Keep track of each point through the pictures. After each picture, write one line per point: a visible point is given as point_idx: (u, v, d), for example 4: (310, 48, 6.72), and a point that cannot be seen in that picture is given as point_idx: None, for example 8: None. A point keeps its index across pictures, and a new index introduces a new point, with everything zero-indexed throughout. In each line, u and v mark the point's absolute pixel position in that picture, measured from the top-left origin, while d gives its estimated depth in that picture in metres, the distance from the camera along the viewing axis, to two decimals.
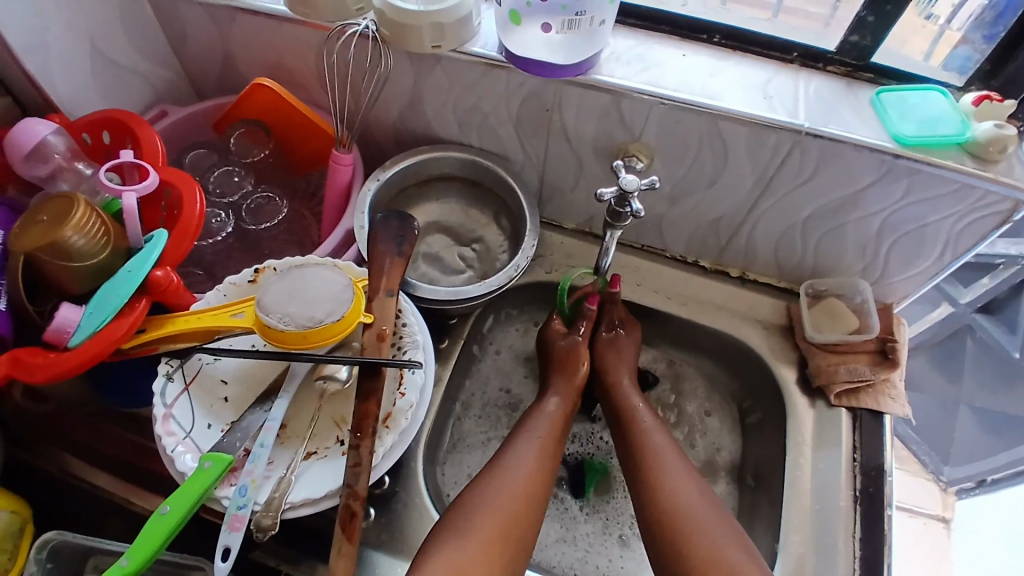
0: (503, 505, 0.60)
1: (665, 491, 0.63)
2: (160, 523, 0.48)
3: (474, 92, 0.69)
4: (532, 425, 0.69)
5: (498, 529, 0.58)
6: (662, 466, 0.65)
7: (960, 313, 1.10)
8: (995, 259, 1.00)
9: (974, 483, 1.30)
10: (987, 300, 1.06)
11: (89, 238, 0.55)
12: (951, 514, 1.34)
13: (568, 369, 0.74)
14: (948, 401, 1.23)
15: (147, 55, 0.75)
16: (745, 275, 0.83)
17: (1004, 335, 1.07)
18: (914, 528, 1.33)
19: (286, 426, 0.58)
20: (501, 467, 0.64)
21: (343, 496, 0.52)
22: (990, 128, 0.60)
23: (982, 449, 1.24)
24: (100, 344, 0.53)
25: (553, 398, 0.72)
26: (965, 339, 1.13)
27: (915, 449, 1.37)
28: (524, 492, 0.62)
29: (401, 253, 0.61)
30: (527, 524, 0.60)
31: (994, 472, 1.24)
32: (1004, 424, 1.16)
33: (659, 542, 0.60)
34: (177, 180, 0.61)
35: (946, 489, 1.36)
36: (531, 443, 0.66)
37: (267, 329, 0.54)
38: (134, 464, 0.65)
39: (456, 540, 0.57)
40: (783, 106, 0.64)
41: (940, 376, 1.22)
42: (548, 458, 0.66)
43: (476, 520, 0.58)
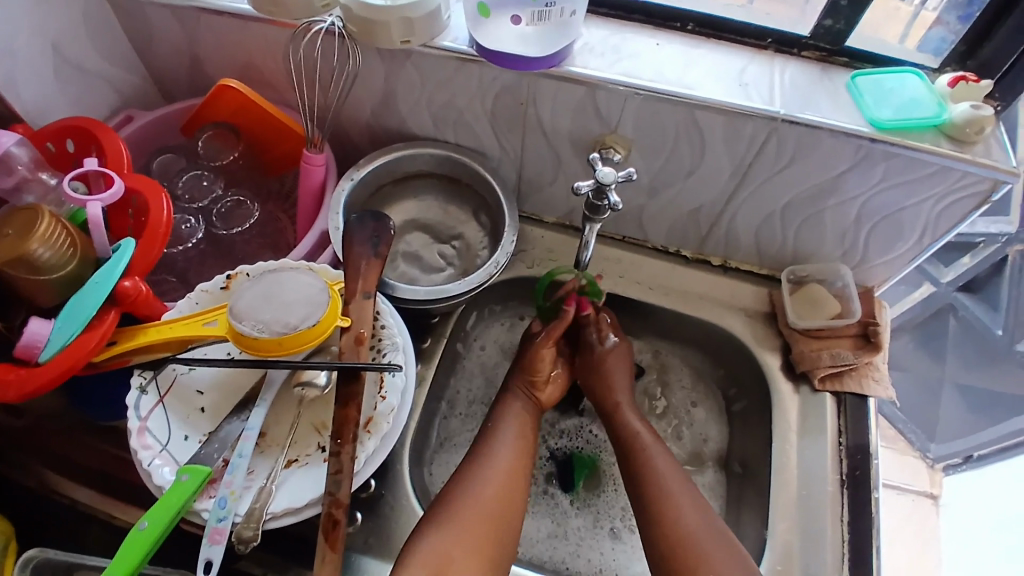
0: (487, 491, 0.62)
1: (659, 488, 0.65)
2: (138, 539, 0.46)
3: (447, 87, 0.68)
4: (512, 408, 0.71)
5: (482, 513, 0.60)
6: (653, 466, 0.67)
7: (942, 293, 1.11)
8: (975, 238, 1.01)
9: (960, 459, 1.32)
10: (968, 279, 1.07)
11: (55, 250, 0.54)
12: (939, 491, 1.36)
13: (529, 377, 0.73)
14: (931, 380, 1.25)
15: (113, 59, 0.73)
16: (728, 264, 0.83)
17: (986, 313, 1.08)
18: (903, 506, 1.35)
19: (265, 434, 0.57)
20: (487, 453, 0.65)
21: (324, 504, 0.51)
22: (967, 109, 0.60)
23: (968, 426, 1.26)
24: (71, 359, 0.51)
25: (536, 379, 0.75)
26: (948, 319, 1.14)
27: (902, 428, 1.39)
28: (508, 475, 0.63)
29: (377, 254, 0.60)
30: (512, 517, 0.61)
31: (978, 449, 1.27)
32: (989, 401, 1.19)
33: (661, 541, 0.62)
34: (144, 187, 0.60)
35: (933, 467, 1.38)
36: (512, 422, 0.69)
37: (241, 337, 0.53)
38: (113, 477, 0.64)
39: (443, 527, 0.58)
40: (759, 94, 0.63)
41: (923, 356, 1.24)
42: (528, 433, 0.69)
43: (460, 510, 0.59)
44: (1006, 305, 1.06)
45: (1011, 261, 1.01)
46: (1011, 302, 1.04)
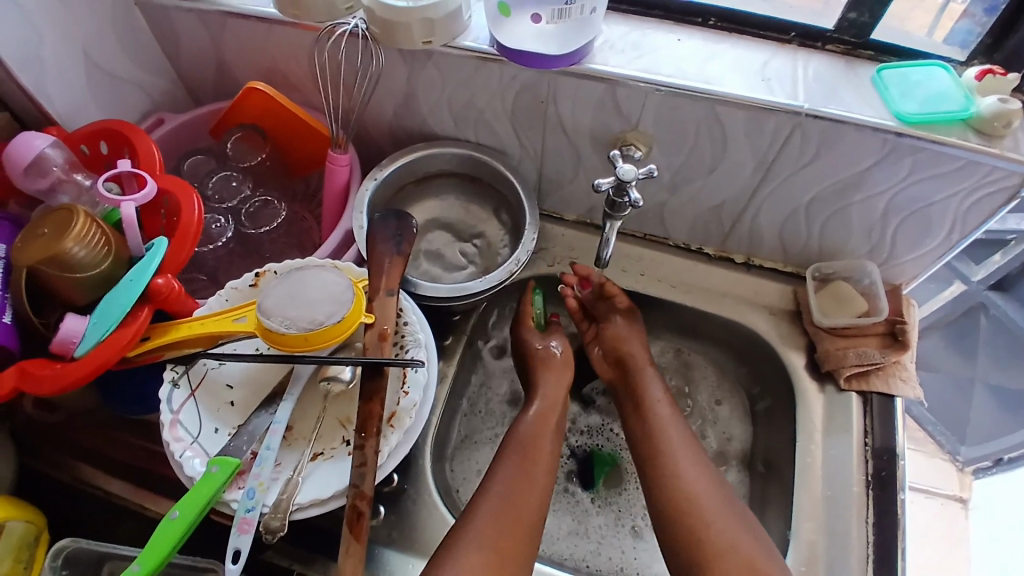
0: (507, 503, 0.60)
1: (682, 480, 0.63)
2: (171, 527, 0.48)
3: (469, 87, 0.69)
4: (512, 441, 0.66)
5: (485, 561, 0.56)
6: (678, 456, 0.65)
7: (973, 292, 1.09)
8: (1006, 235, 1.00)
9: (991, 463, 1.29)
10: (999, 277, 1.07)
11: (90, 249, 0.56)
12: (968, 495, 1.33)
13: (553, 375, 0.73)
14: (962, 380, 1.23)
15: (142, 65, 0.75)
16: (751, 261, 0.82)
17: (1018, 312, 1.07)
18: (931, 510, 1.32)
19: (292, 428, 0.58)
20: (507, 463, 0.64)
21: (349, 495, 0.52)
22: (995, 103, 0.59)
23: (1000, 428, 1.24)
24: (107, 354, 0.53)
25: (534, 405, 0.70)
26: (979, 318, 1.13)
27: (931, 430, 1.36)
28: (525, 482, 0.62)
29: (400, 252, 0.61)
30: (532, 518, 0.60)
31: (1010, 451, 1.24)
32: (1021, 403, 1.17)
33: (673, 535, 0.61)
34: (174, 187, 0.61)
35: (963, 469, 1.35)
36: (533, 429, 0.68)
37: (269, 333, 0.54)
38: (145, 470, 0.66)
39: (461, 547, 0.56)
40: (782, 88, 0.63)
41: (954, 357, 1.21)
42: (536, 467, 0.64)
43: (471, 541, 0.57)
44: None
45: None
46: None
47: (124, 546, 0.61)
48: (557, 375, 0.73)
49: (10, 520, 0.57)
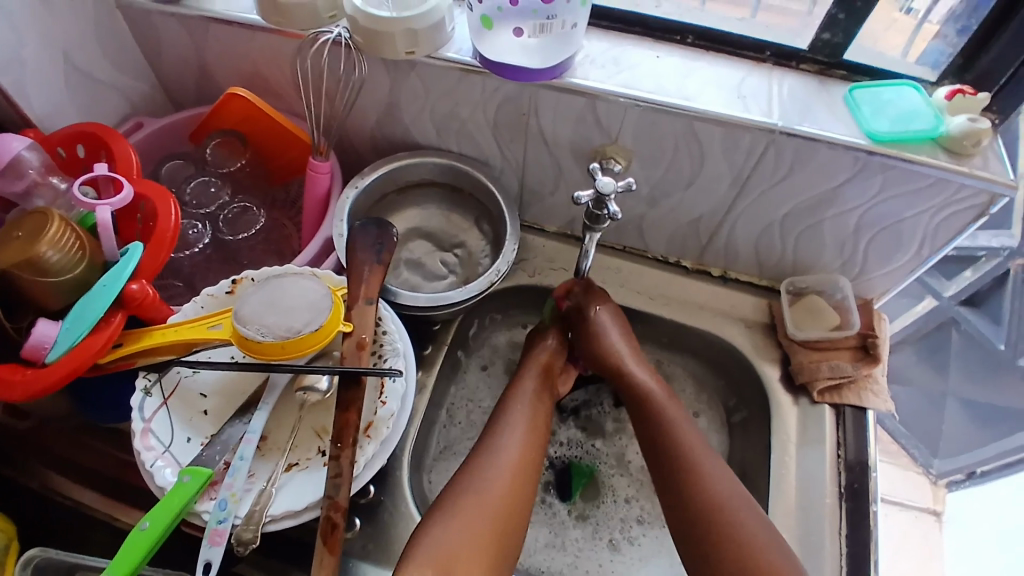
0: (491, 482, 0.60)
1: (707, 494, 0.60)
2: (140, 539, 0.46)
3: (451, 97, 0.69)
4: (506, 418, 0.66)
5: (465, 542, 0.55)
6: (699, 461, 0.63)
7: (944, 307, 1.13)
8: (977, 251, 1.03)
9: (964, 475, 1.34)
10: (970, 292, 1.09)
11: (64, 253, 0.55)
12: (942, 507, 1.39)
13: (549, 363, 0.73)
14: (935, 395, 1.27)
15: (123, 68, 0.75)
16: (727, 274, 0.83)
17: (987, 325, 1.09)
18: (905, 521, 1.38)
19: (266, 438, 0.56)
20: (492, 444, 0.63)
21: (323, 507, 0.50)
22: (964, 122, 0.61)
23: (972, 441, 1.28)
24: (78, 359, 0.52)
25: (529, 380, 0.70)
26: (950, 332, 1.16)
27: (905, 443, 1.41)
28: (518, 462, 0.62)
29: (380, 261, 0.61)
30: (520, 500, 0.60)
31: (983, 463, 1.29)
32: (993, 417, 1.20)
33: (695, 533, 0.59)
34: (152, 192, 0.61)
35: (936, 482, 1.40)
36: (520, 414, 0.66)
37: (245, 340, 0.53)
38: (117, 480, 0.65)
39: (446, 527, 0.55)
40: (758, 106, 0.64)
41: (926, 370, 1.25)
42: (529, 451, 0.63)
43: (454, 522, 0.56)
44: (1007, 318, 1.07)
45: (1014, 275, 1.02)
46: (1014, 315, 1.05)
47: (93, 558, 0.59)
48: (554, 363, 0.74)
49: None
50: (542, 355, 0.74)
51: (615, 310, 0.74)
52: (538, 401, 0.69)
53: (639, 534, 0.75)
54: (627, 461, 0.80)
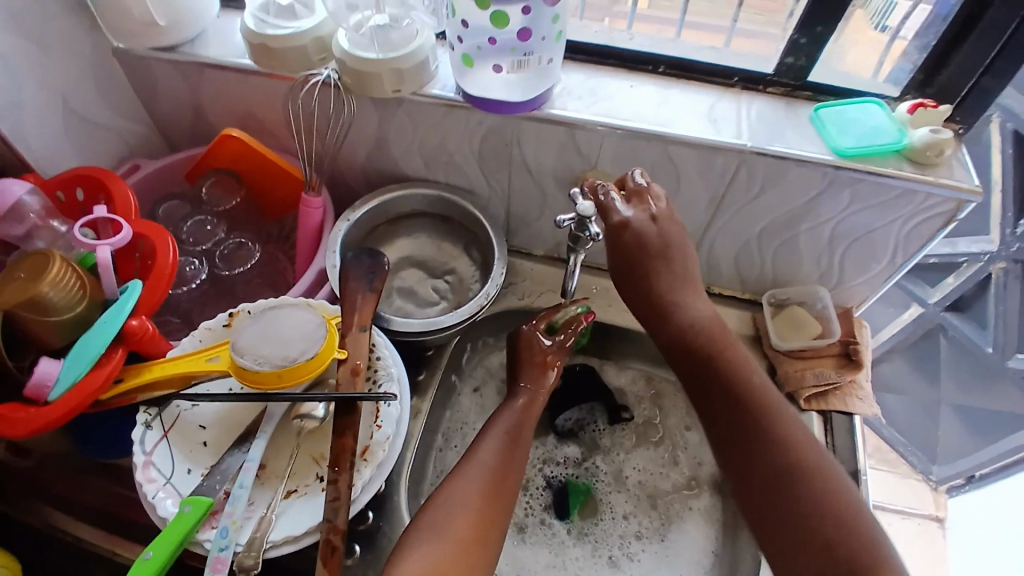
0: (467, 500, 0.58)
1: (793, 444, 0.57)
2: (142, 569, 0.46)
3: (438, 130, 0.72)
4: (493, 433, 0.65)
5: (443, 565, 0.54)
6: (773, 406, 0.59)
7: (930, 314, 1.15)
8: (958, 258, 1.06)
9: (963, 480, 1.39)
10: (955, 297, 1.11)
11: (65, 292, 0.57)
12: (944, 513, 1.45)
13: (541, 374, 0.72)
14: (929, 402, 1.30)
15: (118, 112, 0.77)
16: (711, 290, 0.86)
17: (975, 331, 1.11)
18: (910, 529, 1.44)
19: (265, 466, 0.56)
20: (472, 460, 0.62)
21: (323, 530, 0.50)
22: (926, 134, 0.64)
23: (968, 446, 1.31)
24: (79, 396, 0.53)
25: (520, 395, 0.69)
26: (938, 339, 1.18)
27: (903, 452, 1.46)
28: (497, 480, 0.60)
29: (373, 289, 0.63)
30: (498, 519, 0.59)
31: (981, 468, 1.32)
32: (986, 423, 1.23)
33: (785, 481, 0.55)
34: (150, 232, 0.63)
35: (936, 489, 1.46)
36: (500, 431, 0.65)
37: (243, 370, 0.55)
38: (116, 516, 0.65)
39: (425, 552, 0.54)
40: (729, 128, 0.68)
41: (918, 378, 1.27)
42: (510, 466, 0.62)
43: (434, 547, 0.54)
44: (993, 323, 1.08)
45: (994, 279, 1.03)
46: (998, 320, 1.07)
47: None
48: (551, 375, 0.72)
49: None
50: (536, 364, 0.72)
51: (672, 216, 0.65)
52: (522, 421, 0.67)
53: (638, 549, 0.76)
54: (624, 478, 0.81)
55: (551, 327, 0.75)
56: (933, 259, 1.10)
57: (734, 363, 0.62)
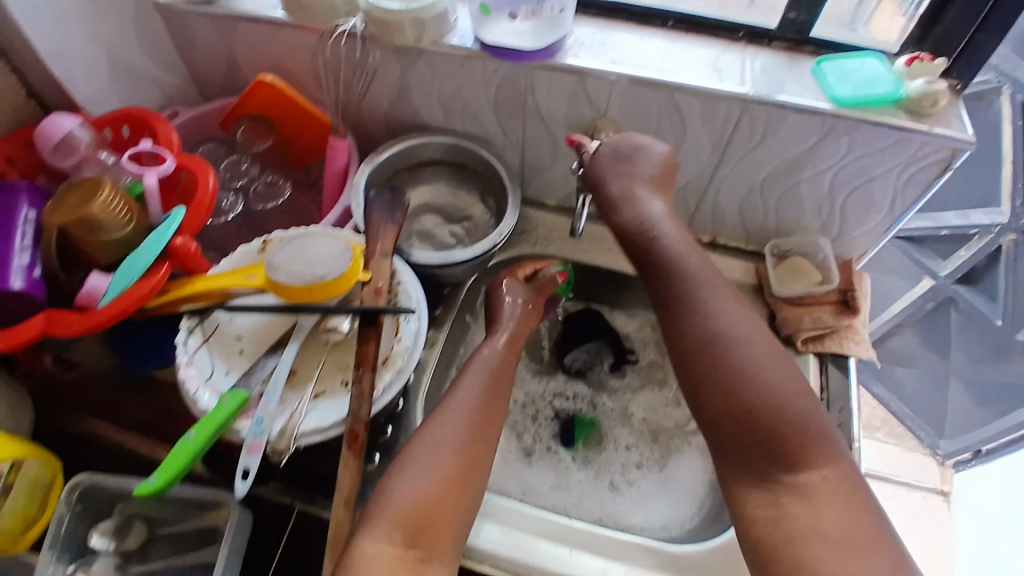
0: (448, 434, 0.59)
1: (716, 330, 0.58)
2: (186, 447, 0.53)
3: (454, 80, 0.77)
4: (473, 372, 0.66)
5: (427, 493, 0.55)
6: (700, 291, 0.61)
7: (942, 286, 1.17)
8: (970, 230, 1.07)
9: (971, 454, 1.41)
10: (967, 271, 1.13)
11: (113, 214, 0.62)
12: (950, 487, 1.47)
13: (521, 319, 0.75)
14: (938, 374, 1.32)
15: (158, 63, 0.83)
16: (716, 241, 0.90)
17: (984, 304, 1.13)
18: (915, 502, 1.46)
19: (296, 371, 0.62)
20: (453, 397, 0.63)
21: (347, 421, 0.56)
22: (921, 84, 0.67)
23: (976, 419, 1.34)
24: (126, 303, 0.58)
25: (500, 337, 0.72)
26: (950, 312, 1.20)
27: (911, 426, 1.48)
28: (478, 414, 0.62)
29: (395, 221, 0.68)
30: (481, 452, 0.60)
31: (990, 442, 1.34)
32: (994, 394, 1.25)
33: (709, 371, 0.57)
34: (192, 164, 0.69)
35: (943, 463, 1.48)
36: (479, 372, 0.66)
37: (276, 285, 0.60)
38: (159, 427, 0.72)
39: (411, 485, 0.55)
40: (732, 77, 0.71)
41: (928, 350, 1.29)
42: (492, 401, 0.64)
43: (420, 477, 0.56)
44: (1002, 296, 1.10)
45: (1006, 253, 1.05)
46: (1009, 292, 1.08)
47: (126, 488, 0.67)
48: (530, 320, 0.76)
49: (27, 459, 0.62)
50: (532, 307, 0.78)
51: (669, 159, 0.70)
52: (500, 363, 0.68)
53: (637, 477, 0.81)
54: (629, 415, 0.86)
55: (530, 278, 0.81)
56: (946, 232, 1.10)
57: (671, 255, 0.64)
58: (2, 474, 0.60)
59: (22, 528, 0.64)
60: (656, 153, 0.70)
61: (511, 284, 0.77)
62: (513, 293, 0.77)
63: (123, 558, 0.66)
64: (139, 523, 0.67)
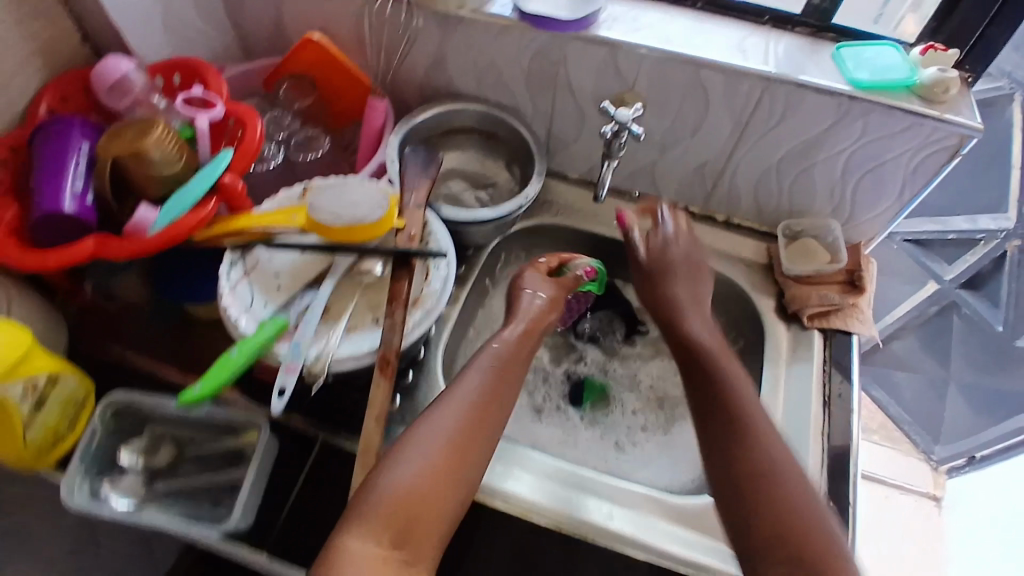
0: (445, 429, 0.58)
1: (749, 426, 0.60)
2: (228, 363, 0.57)
3: (490, 48, 0.80)
4: (481, 363, 0.64)
5: (417, 488, 0.53)
6: (737, 386, 0.63)
7: (946, 290, 1.20)
8: (976, 235, 1.10)
9: (964, 461, 1.44)
10: (970, 275, 1.16)
11: (164, 151, 0.67)
12: (942, 492, 1.49)
13: (537, 311, 0.72)
14: (937, 381, 1.35)
15: (207, 17, 0.87)
16: (731, 220, 0.93)
17: (987, 310, 1.16)
18: (906, 505, 1.48)
19: (330, 308, 0.66)
20: (456, 390, 0.61)
21: (380, 350, 0.61)
22: (934, 72, 0.70)
23: (972, 426, 1.36)
24: (173, 232, 0.62)
25: (511, 328, 0.70)
26: (952, 317, 1.22)
27: (908, 431, 1.51)
28: (477, 410, 0.60)
29: (429, 174, 0.73)
30: (476, 453, 0.58)
31: (983, 449, 1.38)
32: (991, 402, 1.28)
33: (737, 467, 0.58)
34: (239, 112, 0.73)
35: (937, 469, 1.50)
36: (486, 366, 0.64)
37: (317, 224, 0.64)
38: (192, 359, 0.76)
39: (403, 476, 0.54)
40: (757, 57, 0.75)
41: (929, 357, 1.32)
42: (495, 396, 0.61)
43: (413, 468, 0.54)
44: (1004, 302, 1.13)
45: (1010, 258, 1.08)
46: (1011, 299, 1.11)
47: (156, 406, 0.69)
48: (550, 313, 0.74)
49: (64, 376, 0.67)
50: (552, 300, 0.75)
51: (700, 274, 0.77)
52: (508, 358, 0.65)
53: (642, 439, 0.84)
54: (638, 381, 0.89)
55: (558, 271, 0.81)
56: (953, 235, 1.12)
57: (710, 355, 0.67)
58: (39, 385, 0.64)
59: (50, 443, 0.67)
60: (688, 248, 0.78)
61: (531, 277, 0.76)
62: (534, 291, 0.74)
63: (150, 475, 0.70)
64: (169, 443, 0.71)
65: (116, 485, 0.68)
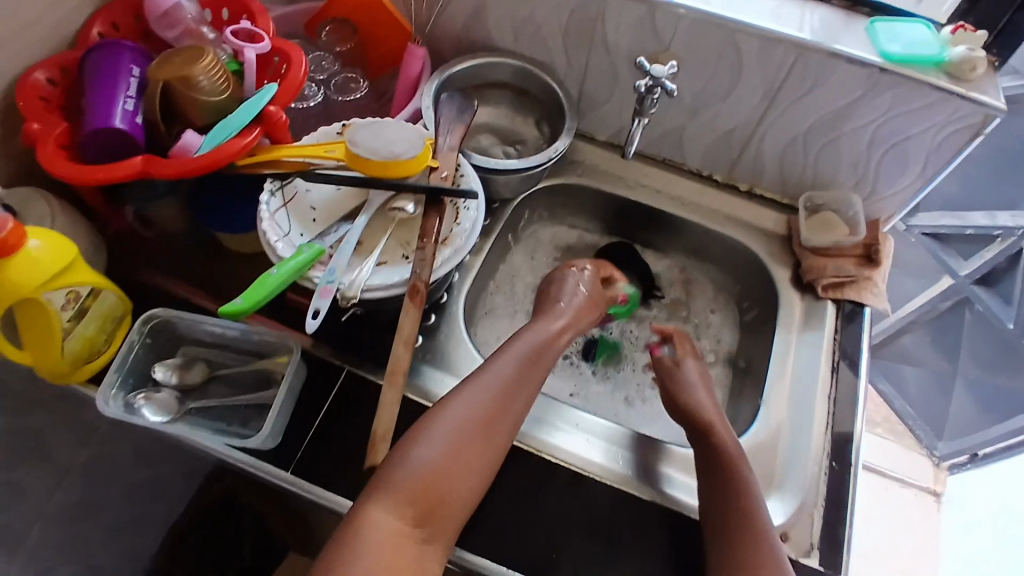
0: (469, 412, 0.61)
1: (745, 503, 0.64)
2: (269, 281, 0.59)
3: (529, 2, 0.82)
4: (510, 351, 0.67)
5: (438, 467, 0.58)
6: (740, 463, 0.67)
7: (959, 286, 1.21)
8: (993, 231, 1.11)
9: (967, 458, 1.45)
10: (985, 272, 1.17)
11: (212, 79, 0.69)
12: (942, 488, 1.50)
13: (568, 311, 0.75)
14: (945, 375, 1.36)
15: None
16: (753, 190, 0.95)
17: (999, 307, 1.16)
18: (906, 498, 1.49)
19: (362, 242, 0.69)
20: (483, 374, 0.64)
21: (410, 279, 0.64)
22: (963, 51, 0.71)
23: (976, 422, 1.38)
24: (218, 155, 0.64)
25: (542, 320, 0.73)
26: (964, 313, 1.23)
27: (913, 425, 1.52)
28: (501, 397, 0.63)
29: (462, 121, 0.77)
30: (497, 439, 0.62)
31: (985, 446, 1.40)
32: (995, 398, 1.29)
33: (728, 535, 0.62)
34: (284, 48, 0.75)
35: (938, 465, 1.52)
36: (514, 355, 0.67)
37: (355, 158, 0.67)
38: (225, 285, 0.79)
39: (426, 455, 0.58)
40: (793, 23, 0.76)
41: (937, 351, 1.33)
42: (519, 385, 0.65)
43: (437, 448, 0.58)
44: (1016, 300, 1.13)
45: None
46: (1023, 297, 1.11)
47: (196, 325, 0.73)
48: (584, 311, 0.77)
49: (105, 291, 0.70)
50: (589, 298, 0.80)
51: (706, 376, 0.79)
52: (537, 350, 0.69)
53: (651, 395, 0.87)
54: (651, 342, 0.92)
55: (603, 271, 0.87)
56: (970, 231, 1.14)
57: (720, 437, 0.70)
58: (81, 296, 0.67)
59: (84, 358, 0.68)
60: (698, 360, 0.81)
61: (576, 267, 0.82)
62: (579, 281, 0.80)
63: (183, 393, 0.73)
64: (201, 363, 0.74)
65: (151, 399, 0.70)
